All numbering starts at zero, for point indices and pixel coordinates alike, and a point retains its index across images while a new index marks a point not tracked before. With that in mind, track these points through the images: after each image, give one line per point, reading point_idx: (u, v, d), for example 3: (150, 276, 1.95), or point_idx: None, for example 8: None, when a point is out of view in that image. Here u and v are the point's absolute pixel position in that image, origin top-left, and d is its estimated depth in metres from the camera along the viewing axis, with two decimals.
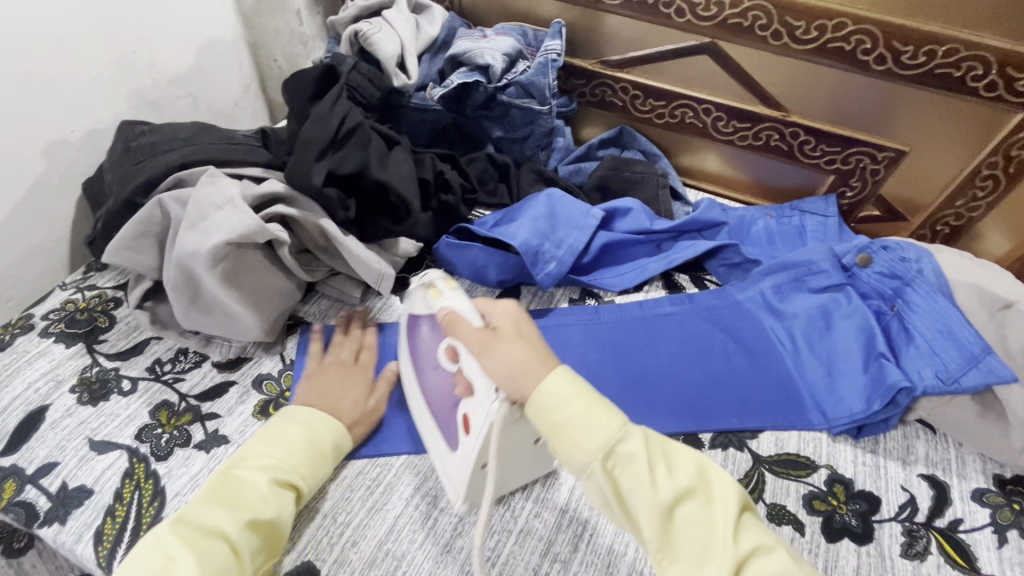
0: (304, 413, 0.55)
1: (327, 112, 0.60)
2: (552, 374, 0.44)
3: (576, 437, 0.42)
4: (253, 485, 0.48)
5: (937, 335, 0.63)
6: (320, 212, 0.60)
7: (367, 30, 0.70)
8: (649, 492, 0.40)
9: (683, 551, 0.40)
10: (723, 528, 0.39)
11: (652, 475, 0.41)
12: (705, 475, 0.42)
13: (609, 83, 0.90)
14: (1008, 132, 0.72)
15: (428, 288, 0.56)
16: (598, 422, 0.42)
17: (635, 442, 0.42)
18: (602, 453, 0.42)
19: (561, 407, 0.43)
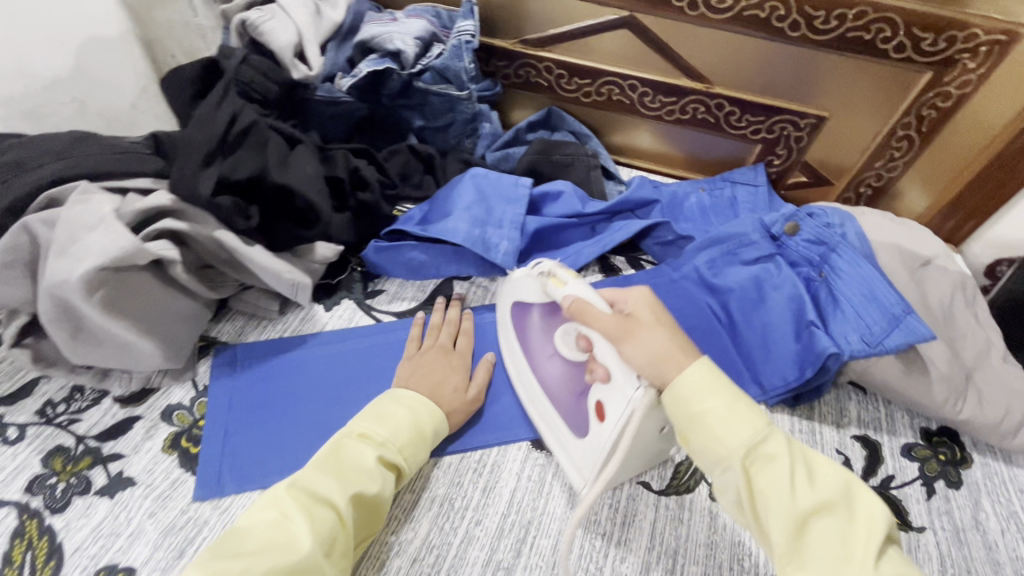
0: (407, 396, 0.54)
1: (211, 114, 0.54)
2: (689, 369, 0.44)
3: (714, 432, 0.43)
4: (361, 459, 0.48)
5: (862, 299, 0.63)
6: (213, 224, 0.55)
7: (256, 18, 0.65)
8: (786, 496, 0.40)
9: (813, 563, 0.39)
10: (862, 550, 0.38)
11: (793, 482, 0.41)
12: (848, 494, 0.41)
13: (533, 63, 0.87)
14: (919, 92, 0.73)
15: (547, 277, 0.57)
16: (738, 422, 0.43)
17: (777, 446, 0.42)
18: (742, 451, 0.42)
19: (700, 400, 0.43)
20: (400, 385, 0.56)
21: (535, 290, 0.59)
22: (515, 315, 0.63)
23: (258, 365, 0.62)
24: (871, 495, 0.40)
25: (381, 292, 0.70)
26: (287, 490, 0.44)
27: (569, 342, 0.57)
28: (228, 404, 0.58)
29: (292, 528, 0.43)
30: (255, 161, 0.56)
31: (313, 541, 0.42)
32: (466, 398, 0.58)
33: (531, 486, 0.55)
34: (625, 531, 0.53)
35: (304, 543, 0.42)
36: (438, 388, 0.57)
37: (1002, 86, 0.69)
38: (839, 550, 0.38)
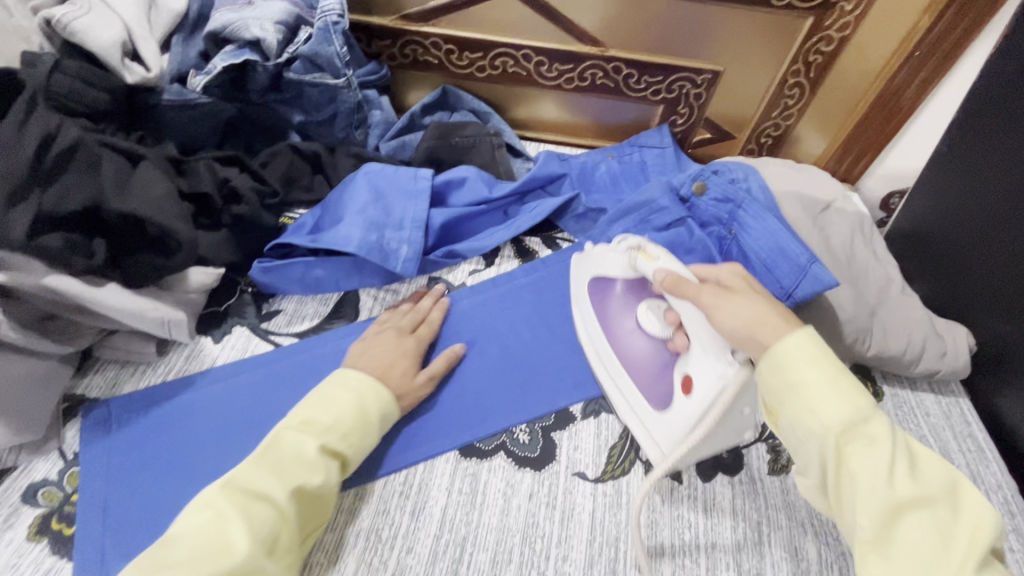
0: (354, 378, 0.51)
1: (13, 139, 0.45)
2: (790, 336, 0.41)
3: (813, 400, 0.39)
4: (300, 449, 0.45)
5: (771, 253, 0.63)
6: (41, 270, 0.47)
7: (61, 14, 0.54)
8: (886, 479, 0.36)
9: (915, 561, 0.34)
10: (963, 553, 0.34)
11: (898, 467, 0.36)
12: (959, 498, 0.36)
13: (419, 40, 0.81)
14: (805, 38, 0.74)
15: (634, 252, 0.57)
16: (842, 397, 0.38)
17: (879, 431, 0.38)
18: (841, 428, 0.37)
19: (802, 364, 0.40)
20: (349, 366, 0.54)
21: (618, 265, 0.60)
22: (591, 289, 0.62)
23: (138, 419, 0.54)
24: (981, 497, 0.35)
25: (279, 312, 0.63)
26: (221, 491, 0.41)
27: (654, 317, 0.58)
28: (105, 467, 0.51)
29: (229, 530, 0.39)
30: (89, 186, 0.48)
31: (251, 541, 0.39)
32: (418, 382, 0.56)
33: (463, 499, 0.52)
34: (564, 528, 0.51)
35: (242, 545, 0.38)
36: (385, 369, 0.54)
37: (879, 25, 0.70)
38: (939, 551, 0.34)
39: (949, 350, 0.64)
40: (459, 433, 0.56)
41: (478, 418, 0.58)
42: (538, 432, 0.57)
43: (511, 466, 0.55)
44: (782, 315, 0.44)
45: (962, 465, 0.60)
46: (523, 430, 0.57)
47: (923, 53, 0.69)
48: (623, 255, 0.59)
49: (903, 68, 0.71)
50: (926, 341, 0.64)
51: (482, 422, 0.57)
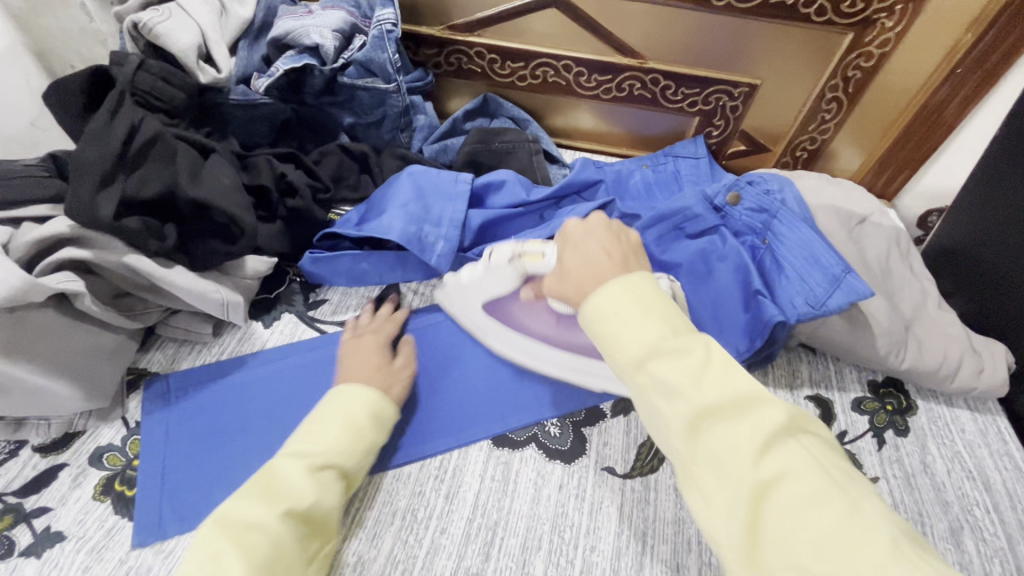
0: (334, 395, 0.51)
1: (105, 128, 0.50)
2: (604, 289, 0.40)
3: (624, 333, 0.38)
4: (290, 474, 0.43)
5: (803, 262, 0.63)
6: (121, 249, 0.51)
7: (149, 19, 0.60)
8: (685, 392, 0.35)
9: (713, 463, 0.33)
10: (749, 453, 0.32)
11: (694, 378, 0.35)
12: (758, 399, 0.34)
13: (463, 49, 0.84)
14: (843, 55, 0.74)
15: (516, 259, 0.52)
16: (643, 325, 0.38)
17: (679, 354, 0.36)
18: (639, 355, 0.37)
19: (606, 304, 0.40)
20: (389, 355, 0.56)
21: (502, 280, 0.55)
22: (486, 312, 0.61)
23: (196, 394, 0.58)
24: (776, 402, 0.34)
25: (324, 302, 0.67)
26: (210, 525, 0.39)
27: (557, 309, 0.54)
28: (164, 437, 0.55)
29: (225, 563, 0.37)
30: (166, 175, 0.53)
31: (246, 570, 0.37)
32: None
33: (495, 486, 0.54)
34: (593, 520, 0.52)
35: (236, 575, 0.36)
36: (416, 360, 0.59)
37: (919, 42, 0.70)
38: (735, 457, 0.33)
39: (986, 368, 0.63)
40: (494, 424, 0.59)
41: (508, 411, 0.60)
42: (569, 427, 0.59)
43: (542, 458, 0.56)
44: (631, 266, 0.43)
45: (999, 482, 0.59)
46: (554, 424, 0.59)
47: (965, 70, 0.70)
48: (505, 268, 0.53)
49: (943, 86, 0.72)
50: (963, 356, 0.63)
51: (514, 415, 0.60)
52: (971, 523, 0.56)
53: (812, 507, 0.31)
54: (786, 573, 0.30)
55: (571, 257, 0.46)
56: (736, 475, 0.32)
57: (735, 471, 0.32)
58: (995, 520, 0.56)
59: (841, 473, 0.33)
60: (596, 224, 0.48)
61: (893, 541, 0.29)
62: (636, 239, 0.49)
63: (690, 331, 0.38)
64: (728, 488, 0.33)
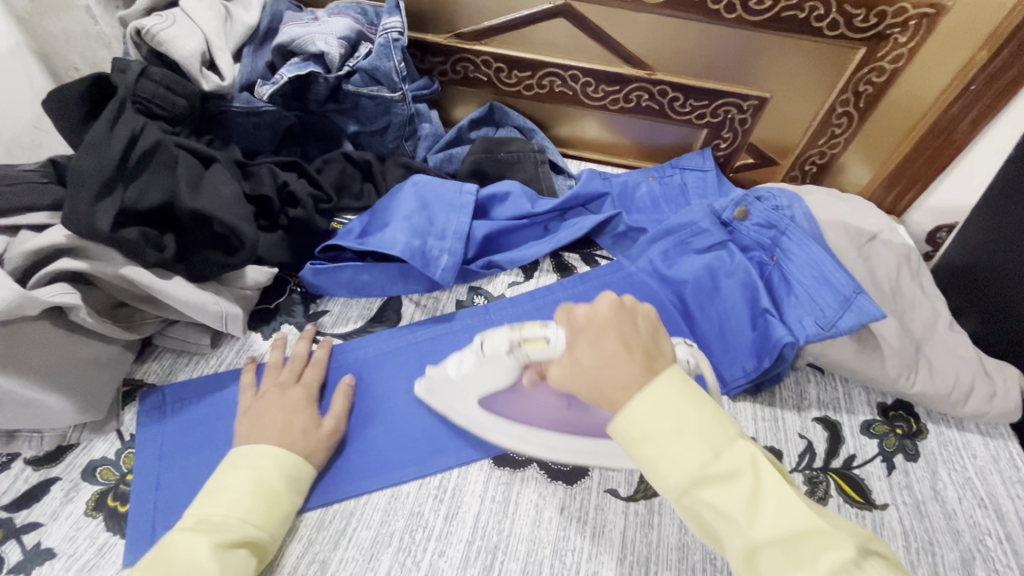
0: (246, 456, 0.48)
1: (105, 139, 0.49)
2: (631, 405, 0.37)
3: (664, 458, 0.36)
4: (192, 552, 0.41)
5: (813, 282, 0.62)
6: (119, 260, 0.50)
7: (152, 25, 0.59)
8: (738, 527, 0.34)
9: None
10: None
11: (748, 516, 0.34)
12: (815, 527, 0.33)
13: (470, 58, 0.83)
14: (855, 69, 0.73)
15: (515, 345, 0.47)
16: (687, 449, 0.35)
17: (729, 483, 0.35)
18: (685, 485, 0.35)
19: (643, 424, 0.37)
20: None
21: (503, 368, 0.49)
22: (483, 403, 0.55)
23: (192, 407, 0.57)
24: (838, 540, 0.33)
25: (324, 313, 0.66)
26: None
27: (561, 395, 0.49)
28: (159, 450, 0.54)
29: None
30: (165, 185, 0.52)
31: None
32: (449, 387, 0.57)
33: (495, 508, 0.53)
34: (595, 544, 0.51)
35: None
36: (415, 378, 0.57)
37: (932, 58, 0.69)
38: None
39: (998, 393, 0.62)
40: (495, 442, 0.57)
41: None
42: None
43: (544, 478, 0.55)
44: (647, 360, 0.39)
45: (1011, 510, 0.58)
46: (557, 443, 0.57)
47: (979, 87, 0.68)
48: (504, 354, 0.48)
49: (956, 103, 0.71)
50: (974, 380, 0.62)
51: None
52: (983, 554, 0.54)
53: None
54: None
55: (582, 349, 0.41)
56: None
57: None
58: (1008, 551, 0.55)
59: None
60: (604, 306, 0.42)
61: None
62: (654, 312, 0.43)
63: (737, 446, 0.36)
64: None
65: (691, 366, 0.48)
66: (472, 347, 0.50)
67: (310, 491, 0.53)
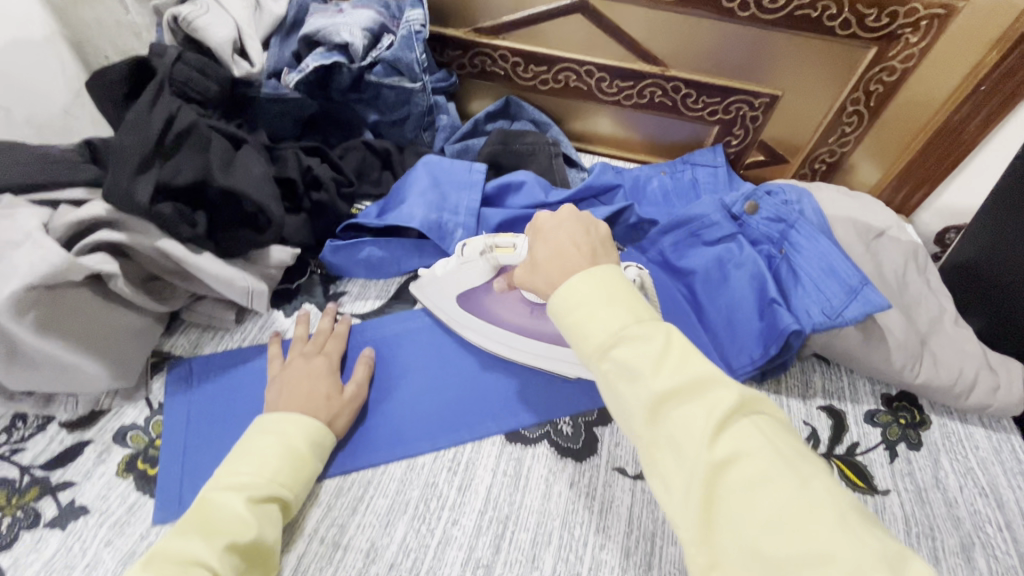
0: (273, 421, 0.50)
1: (144, 116, 0.51)
2: (575, 277, 0.41)
3: (588, 321, 0.39)
4: (228, 508, 0.43)
5: (821, 273, 0.64)
6: (154, 233, 0.53)
7: (189, 12, 0.61)
8: (643, 377, 0.36)
9: (671, 449, 0.35)
10: (705, 436, 0.34)
11: (652, 367, 0.36)
12: (714, 386, 0.35)
13: (488, 52, 0.85)
14: (867, 67, 0.74)
15: (488, 251, 0.52)
16: (607, 311, 0.39)
17: (641, 340, 0.37)
18: (603, 343, 0.38)
19: (574, 293, 0.40)
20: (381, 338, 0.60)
21: (475, 270, 0.55)
22: (460, 304, 0.62)
23: (217, 378, 0.59)
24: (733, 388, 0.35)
25: (344, 293, 0.69)
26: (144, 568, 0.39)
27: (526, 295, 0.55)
28: (186, 418, 0.56)
29: None
30: (199, 164, 0.54)
31: None
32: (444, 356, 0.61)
33: (507, 481, 0.55)
34: (602, 518, 0.53)
35: None
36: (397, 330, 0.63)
37: (943, 58, 0.71)
38: (692, 439, 0.34)
39: (1002, 386, 0.63)
40: (507, 420, 0.59)
41: (520, 406, 0.60)
42: (581, 426, 0.59)
43: (554, 455, 0.57)
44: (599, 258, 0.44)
45: (1012, 500, 0.59)
46: (567, 422, 0.59)
47: (988, 88, 0.70)
48: (477, 260, 0.54)
49: (966, 103, 0.72)
50: (978, 373, 0.63)
51: (526, 412, 0.60)
52: (983, 540, 0.56)
53: (761, 480, 0.32)
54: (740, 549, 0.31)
55: (542, 246, 0.46)
56: (691, 455, 0.34)
57: (690, 453, 0.34)
58: (1008, 538, 0.56)
59: (794, 449, 0.35)
60: (565, 214, 0.48)
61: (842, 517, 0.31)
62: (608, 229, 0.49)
63: (652, 318, 0.39)
64: (685, 468, 0.34)
65: (639, 283, 0.54)
66: (452, 253, 0.56)
67: (331, 460, 0.55)
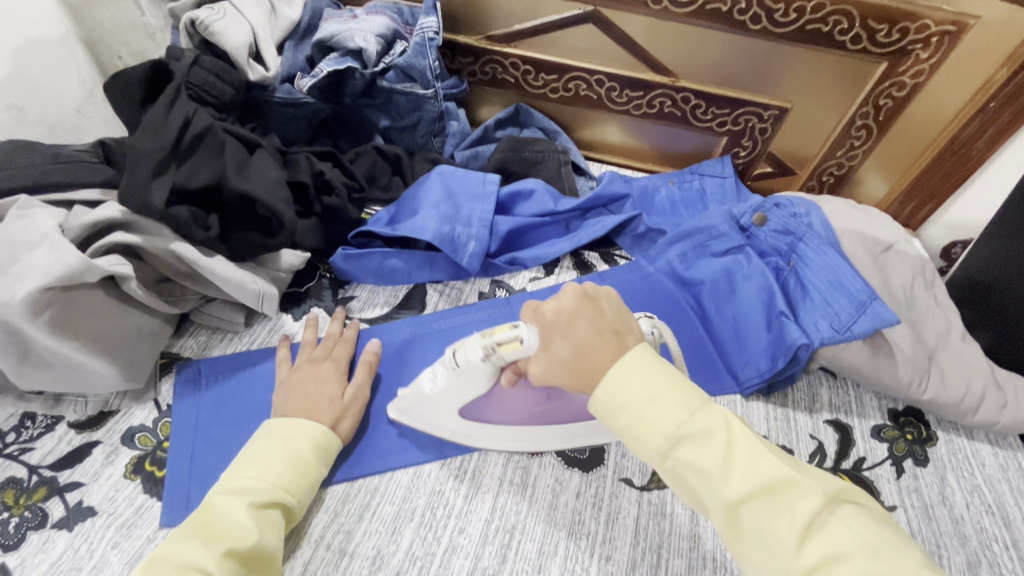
0: (277, 427, 0.50)
1: (162, 121, 0.53)
2: (610, 374, 0.40)
3: (642, 422, 0.38)
4: (230, 513, 0.43)
5: (829, 287, 0.64)
6: (168, 235, 0.53)
7: (205, 16, 0.62)
8: (714, 480, 0.36)
9: (760, 552, 0.35)
10: (794, 542, 0.34)
11: (720, 470, 0.36)
12: (787, 478, 0.35)
13: (498, 60, 0.86)
14: (876, 82, 0.75)
15: (490, 350, 0.46)
16: (663, 409, 0.38)
17: (704, 438, 0.37)
18: (663, 447, 0.37)
19: (619, 393, 0.39)
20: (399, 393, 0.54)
21: (480, 376, 0.49)
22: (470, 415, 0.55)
23: (225, 381, 0.59)
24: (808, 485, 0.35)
25: (353, 298, 0.68)
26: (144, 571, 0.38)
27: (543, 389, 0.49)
28: (194, 421, 0.56)
29: None
30: (213, 167, 0.55)
31: None
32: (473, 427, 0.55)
33: (514, 490, 0.55)
34: (609, 530, 0.53)
35: None
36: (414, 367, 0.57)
37: (953, 75, 0.71)
38: (779, 544, 0.34)
39: (1010, 404, 0.63)
40: None
41: None
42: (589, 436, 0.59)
43: (561, 465, 0.57)
44: (620, 330, 0.42)
45: (1019, 518, 0.59)
46: None
47: (998, 105, 0.70)
48: (478, 363, 0.47)
49: (975, 119, 0.72)
50: (985, 391, 0.63)
51: None
52: (989, 558, 0.56)
53: None
54: None
55: (558, 338, 0.43)
56: (782, 559, 0.34)
57: (781, 557, 0.34)
58: (1014, 557, 0.56)
59: (885, 535, 0.34)
60: (570, 298, 0.44)
61: None
62: (616, 293, 0.45)
63: (707, 406, 0.38)
64: (778, 572, 0.34)
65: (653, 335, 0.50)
66: (441, 365, 0.50)
67: (338, 465, 0.55)
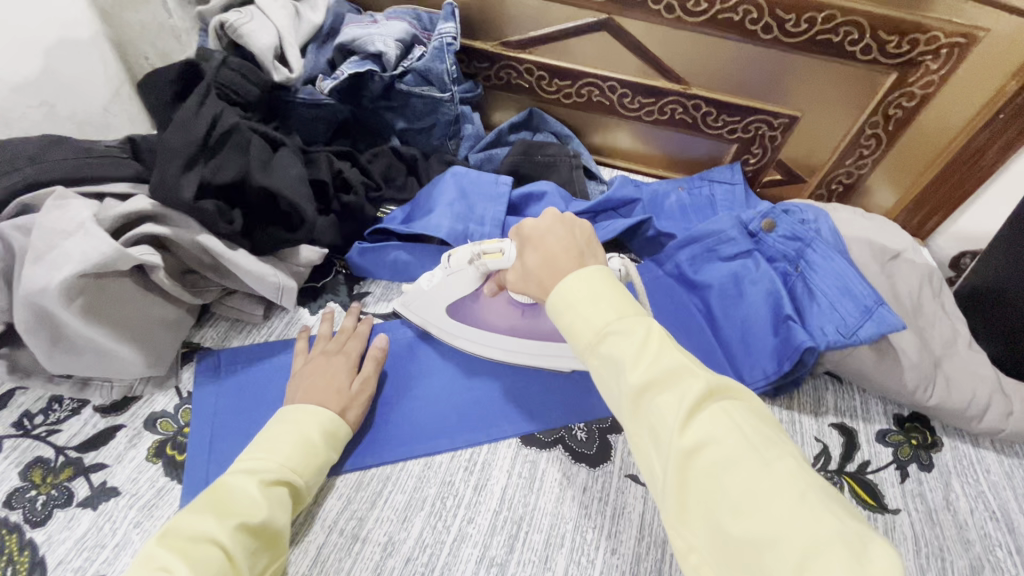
0: (289, 411, 0.52)
1: (192, 117, 0.54)
2: (565, 279, 0.43)
3: (579, 316, 0.41)
4: (242, 490, 0.45)
5: (836, 293, 0.65)
6: (195, 229, 0.55)
7: (235, 20, 0.65)
8: (623, 367, 0.38)
9: (648, 435, 0.36)
10: (676, 425, 0.35)
11: (630, 358, 0.38)
12: (688, 372, 0.36)
13: (513, 65, 0.88)
14: (886, 93, 0.76)
15: (478, 258, 0.52)
16: (596, 306, 0.41)
17: (625, 332, 0.39)
18: (591, 335, 0.40)
19: (565, 291, 0.43)
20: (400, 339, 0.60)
21: (465, 278, 0.55)
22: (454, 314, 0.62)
23: (244, 371, 0.61)
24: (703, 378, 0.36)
25: (367, 293, 0.71)
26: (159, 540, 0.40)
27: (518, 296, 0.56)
28: (214, 408, 0.58)
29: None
30: (239, 164, 0.57)
31: None
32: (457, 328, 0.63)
33: (521, 482, 0.56)
34: (614, 523, 0.54)
35: None
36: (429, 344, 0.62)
37: (963, 86, 0.72)
38: (665, 426, 0.35)
39: (1015, 411, 0.63)
40: (525, 423, 0.61)
41: (537, 411, 0.62)
42: (596, 433, 0.60)
43: (568, 460, 0.58)
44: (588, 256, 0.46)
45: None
46: (581, 428, 0.61)
47: (1008, 116, 0.70)
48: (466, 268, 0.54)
49: (984, 130, 0.73)
50: (991, 398, 0.63)
51: (544, 416, 0.62)
52: (992, 563, 0.56)
53: (729, 468, 0.33)
54: (710, 532, 0.32)
55: (533, 249, 0.48)
56: (664, 441, 0.35)
57: (663, 438, 0.35)
58: (1017, 562, 0.56)
59: (772, 438, 0.34)
60: (548, 218, 0.49)
61: (811, 503, 0.31)
62: (592, 227, 0.50)
63: (638, 311, 0.41)
64: (660, 455, 0.35)
65: (623, 273, 0.55)
66: (438, 265, 0.57)
67: (352, 455, 0.57)
